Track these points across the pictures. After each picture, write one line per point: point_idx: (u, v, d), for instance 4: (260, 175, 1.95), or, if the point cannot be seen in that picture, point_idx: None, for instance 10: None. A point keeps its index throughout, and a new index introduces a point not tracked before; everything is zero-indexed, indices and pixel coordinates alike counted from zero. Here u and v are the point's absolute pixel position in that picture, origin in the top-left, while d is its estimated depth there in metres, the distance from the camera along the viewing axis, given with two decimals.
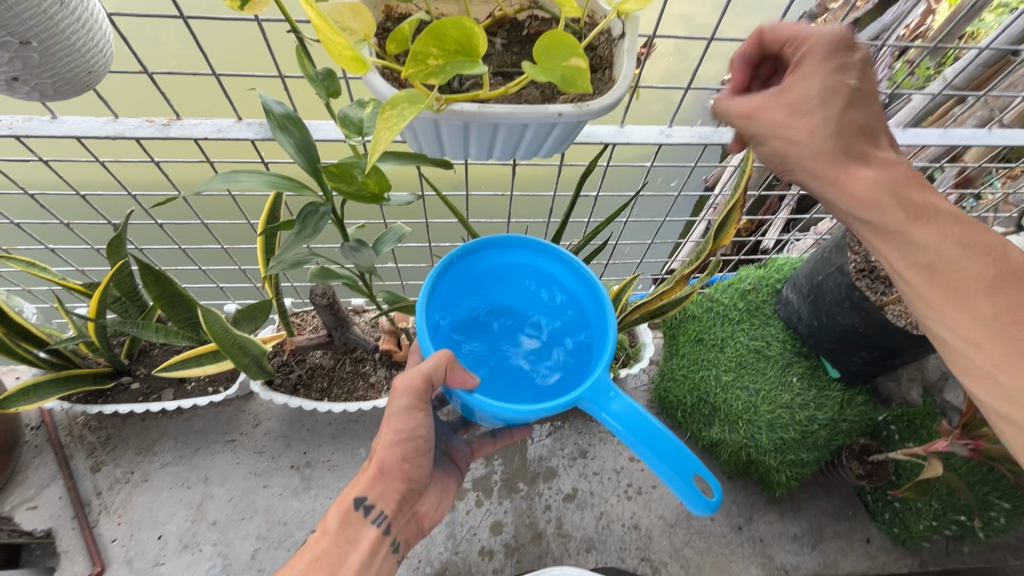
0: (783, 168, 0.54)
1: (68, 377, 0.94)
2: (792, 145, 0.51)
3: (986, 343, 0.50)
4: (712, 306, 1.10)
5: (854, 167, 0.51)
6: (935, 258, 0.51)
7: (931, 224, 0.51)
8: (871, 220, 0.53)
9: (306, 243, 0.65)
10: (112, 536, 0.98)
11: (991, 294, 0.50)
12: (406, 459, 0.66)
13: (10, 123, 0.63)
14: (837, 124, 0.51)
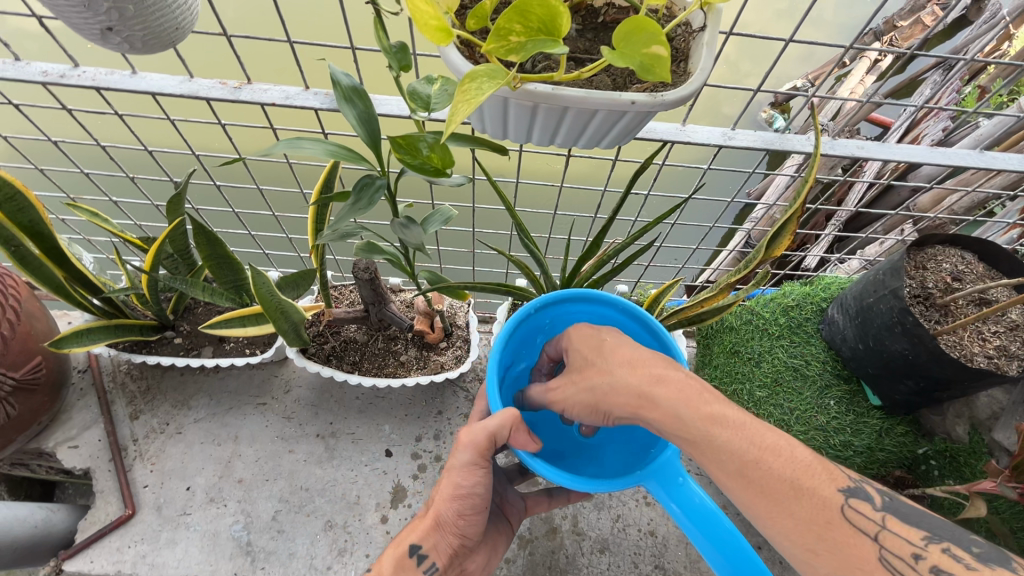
0: (596, 410, 0.58)
1: (116, 326, 0.97)
2: (589, 393, 0.58)
3: (819, 548, 0.46)
4: (751, 319, 1.07)
5: (650, 391, 0.54)
6: (744, 464, 0.49)
7: (729, 432, 0.50)
8: (681, 435, 0.52)
9: (359, 215, 0.66)
10: (144, 482, 1.01)
11: (800, 497, 0.48)
12: (462, 514, 0.68)
13: (94, 75, 0.66)
14: (625, 369, 0.57)
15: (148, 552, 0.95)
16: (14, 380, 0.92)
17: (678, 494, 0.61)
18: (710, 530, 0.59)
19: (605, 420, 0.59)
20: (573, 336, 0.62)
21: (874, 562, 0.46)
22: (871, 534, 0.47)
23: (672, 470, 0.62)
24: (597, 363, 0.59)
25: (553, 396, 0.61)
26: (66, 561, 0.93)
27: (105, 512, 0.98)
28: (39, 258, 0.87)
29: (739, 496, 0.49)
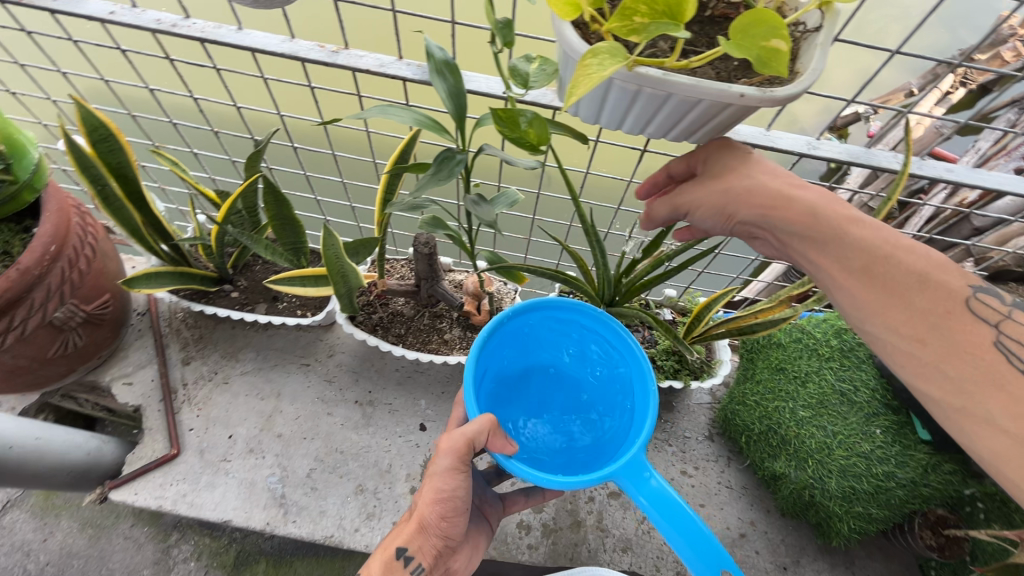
0: (721, 211, 0.55)
1: (183, 273, 1.02)
2: (722, 192, 0.54)
3: (929, 337, 0.49)
4: (801, 337, 1.06)
5: (792, 193, 0.53)
6: (871, 260, 0.51)
7: (863, 230, 0.52)
8: (807, 232, 0.53)
9: (438, 185, 0.67)
10: (190, 425, 1.05)
11: (924, 289, 0.50)
12: (445, 517, 0.68)
13: (203, 28, 0.69)
14: (766, 171, 0.54)
15: (188, 492, 0.99)
16: (85, 313, 0.97)
17: (647, 489, 0.64)
18: (676, 520, 0.63)
19: (726, 223, 0.57)
20: (726, 156, 0.55)
21: (988, 344, 0.48)
22: (991, 323, 0.49)
23: (639, 466, 0.65)
24: (739, 168, 0.55)
25: (687, 195, 0.57)
26: (113, 490, 0.97)
27: (151, 449, 1.03)
28: (121, 199, 0.91)
29: (856, 292, 0.51)
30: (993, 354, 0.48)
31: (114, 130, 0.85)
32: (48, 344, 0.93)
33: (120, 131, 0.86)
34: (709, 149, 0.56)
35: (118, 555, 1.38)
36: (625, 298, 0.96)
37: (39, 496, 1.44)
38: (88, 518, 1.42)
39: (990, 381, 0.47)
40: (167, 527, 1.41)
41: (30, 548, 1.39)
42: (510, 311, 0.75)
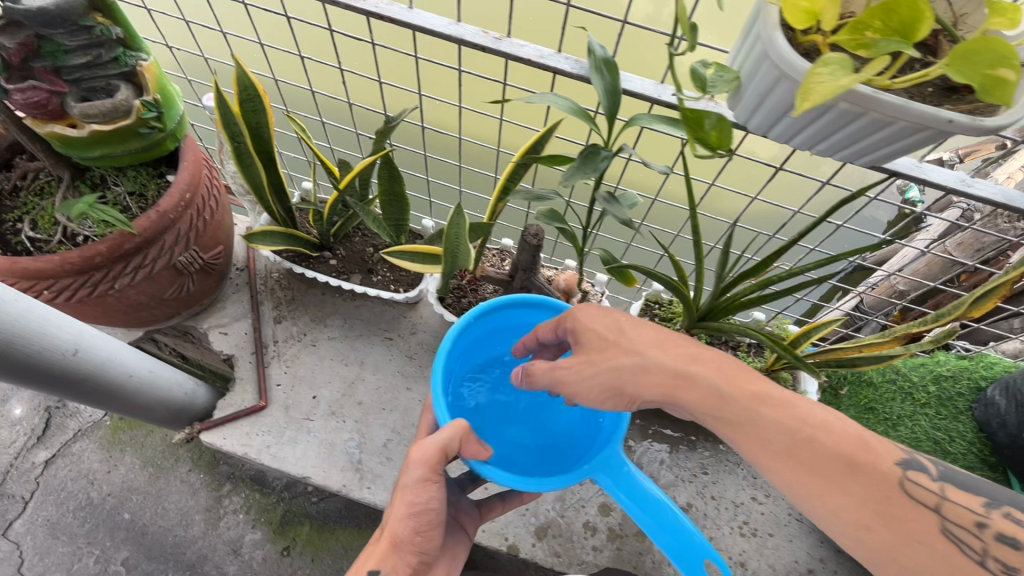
0: (620, 391, 0.67)
1: (293, 234, 1.06)
2: (616, 373, 0.66)
3: (870, 522, 0.56)
4: (896, 377, 1.02)
5: (688, 370, 0.66)
6: (792, 443, 0.60)
7: (778, 412, 0.61)
8: (722, 415, 0.63)
9: (582, 178, 0.68)
10: (277, 381, 1.10)
11: (856, 475, 0.58)
12: (419, 532, 0.72)
13: (376, 3, 0.71)
14: (655, 348, 0.67)
15: (273, 444, 1.03)
16: (202, 261, 1.02)
17: (622, 481, 0.75)
18: (659, 515, 0.73)
19: (626, 402, 0.67)
20: (589, 316, 0.71)
21: (931, 530, 0.56)
22: (930, 506, 0.57)
23: (617, 461, 0.76)
24: (617, 342, 0.68)
25: (570, 378, 0.68)
26: (204, 431, 1.02)
27: (241, 399, 1.07)
28: (252, 157, 0.95)
29: (787, 475, 0.60)
30: (945, 542, 0.55)
31: (260, 93, 0.89)
32: (167, 286, 0.98)
33: (265, 94, 0.90)
34: (576, 322, 0.72)
35: (174, 496, 1.43)
36: (720, 313, 0.97)
37: (108, 429, 1.48)
38: (150, 457, 1.46)
39: (933, 558, 0.55)
40: (221, 477, 1.46)
41: (95, 477, 1.43)
42: (472, 316, 0.85)
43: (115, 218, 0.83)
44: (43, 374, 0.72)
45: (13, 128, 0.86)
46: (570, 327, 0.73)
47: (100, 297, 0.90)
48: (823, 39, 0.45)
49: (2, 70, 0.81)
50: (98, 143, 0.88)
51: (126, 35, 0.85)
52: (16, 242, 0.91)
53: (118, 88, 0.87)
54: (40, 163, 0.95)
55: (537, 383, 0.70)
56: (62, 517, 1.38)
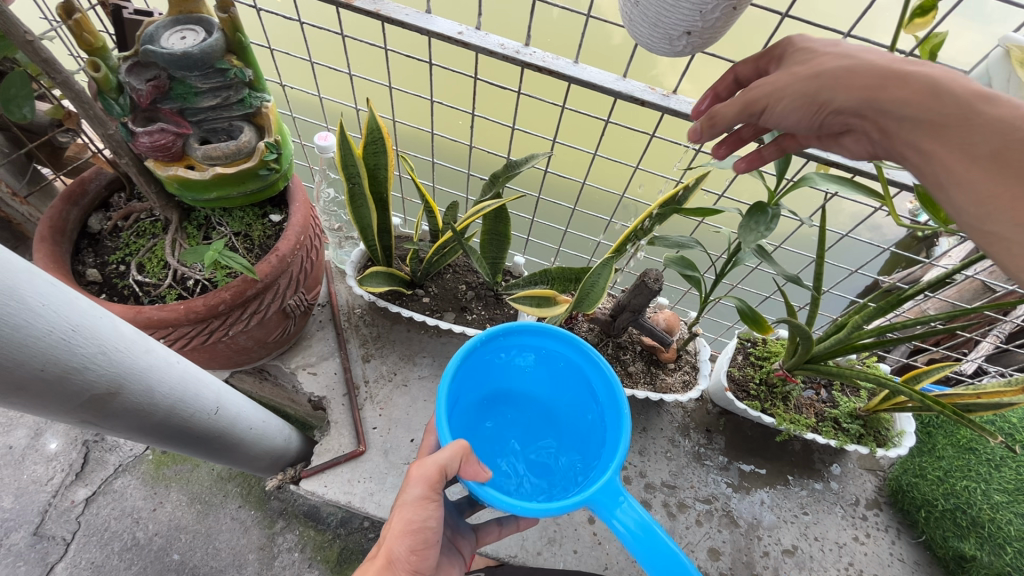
0: (812, 101, 0.51)
1: (394, 274, 1.04)
2: (812, 79, 0.50)
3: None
4: (996, 419, 1.04)
5: (909, 67, 0.48)
6: (1003, 146, 0.44)
7: (999, 108, 0.45)
8: (929, 116, 0.46)
9: (756, 237, 0.68)
10: (373, 424, 1.07)
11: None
12: (415, 551, 0.63)
13: (543, 57, 0.70)
14: (867, 50, 0.50)
15: (376, 491, 1.00)
16: (306, 302, 0.99)
17: (620, 510, 0.63)
18: (654, 551, 0.61)
19: (815, 117, 0.52)
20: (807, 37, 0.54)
21: None
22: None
23: (613, 490, 0.63)
24: (833, 48, 0.51)
25: (763, 89, 0.52)
26: (305, 479, 0.99)
27: (338, 443, 1.04)
28: (366, 199, 0.93)
29: (982, 186, 0.45)
30: None
31: (385, 136, 0.88)
32: (273, 329, 0.95)
33: (389, 137, 0.88)
34: (790, 45, 0.55)
35: (224, 535, 1.29)
36: (827, 356, 0.97)
37: (152, 463, 1.34)
38: (198, 493, 1.33)
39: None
40: (273, 513, 1.32)
41: (140, 516, 1.29)
42: (481, 337, 0.72)
43: (240, 265, 0.80)
44: (190, 433, 0.69)
45: (131, 170, 0.82)
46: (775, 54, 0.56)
47: (211, 345, 0.86)
48: None
49: (129, 111, 0.78)
50: (217, 185, 0.84)
51: (254, 77, 0.82)
52: (123, 286, 0.87)
53: (241, 130, 0.84)
54: (146, 203, 0.92)
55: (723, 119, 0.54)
56: (107, 559, 1.23)
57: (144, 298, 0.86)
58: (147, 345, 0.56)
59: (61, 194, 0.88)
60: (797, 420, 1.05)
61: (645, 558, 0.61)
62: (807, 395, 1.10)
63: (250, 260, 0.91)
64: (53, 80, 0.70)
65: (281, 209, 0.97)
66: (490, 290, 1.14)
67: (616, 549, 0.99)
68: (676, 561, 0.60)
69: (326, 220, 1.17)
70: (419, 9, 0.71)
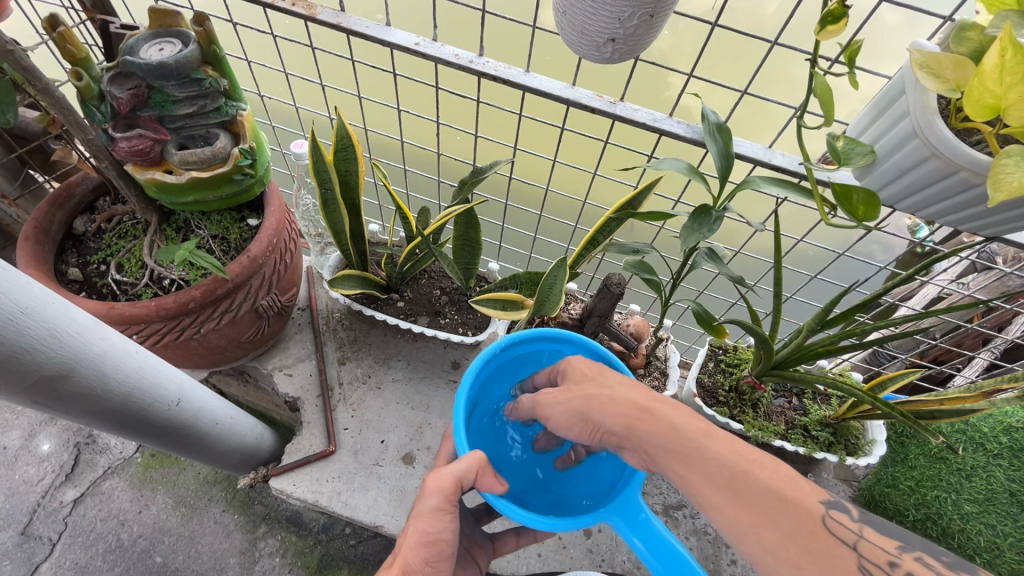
0: (586, 419, 0.63)
1: (365, 277, 1.06)
2: (585, 401, 0.63)
3: (804, 563, 0.50)
4: (966, 429, 1.04)
5: (653, 408, 0.61)
6: (732, 476, 0.54)
7: (718, 444, 0.57)
8: (671, 444, 0.57)
9: (700, 239, 0.69)
10: (345, 425, 1.09)
11: (782, 507, 0.53)
12: (430, 562, 0.63)
13: (495, 66, 0.74)
14: (625, 386, 0.63)
15: (343, 491, 1.02)
16: (279, 304, 1.02)
17: (640, 528, 0.66)
18: (669, 560, 0.62)
19: (592, 434, 0.63)
20: (580, 363, 0.68)
21: (851, 564, 0.50)
22: (848, 543, 0.51)
23: (634, 508, 0.67)
24: (596, 379, 0.65)
25: (547, 403, 0.66)
26: (274, 477, 1.01)
27: (310, 443, 1.06)
28: (337, 204, 0.96)
29: (726, 511, 0.53)
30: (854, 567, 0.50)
31: (354, 143, 0.91)
32: (246, 329, 0.98)
33: (358, 144, 0.92)
34: (569, 364, 0.69)
35: (207, 539, 1.30)
36: (793, 363, 0.97)
37: (140, 466, 1.36)
38: (183, 496, 1.34)
39: None
40: (255, 518, 1.33)
41: (125, 518, 1.31)
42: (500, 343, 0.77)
43: (211, 264, 0.84)
44: (149, 423, 0.71)
45: (112, 174, 0.87)
46: (560, 370, 0.70)
47: (183, 343, 0.90)
48: (990, 128, 0.50)
49: (110, 118, 0.82)
50: (193, 188, 0.88)
51: (229, 87, 0.87)
52: (102, 285, 0.91)
53: (217, 137, 0.88)
54: (128, 206, 0.96)
55: (521, 412, 0.70)
56: (91, 560, 1.25)
57: (121, 295, 0.89)
58: (103, 333, 0.59)
59: (48, 197, 0.92)
60: (765, 427, 1.05)
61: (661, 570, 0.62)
62: (779, 403, 1.10)
63: (225, 261, 0.94)
64: (35, 88, 0.75)
65: (258, 214, 1.01)
66: (463, 295, 1.16)
67: (581, 553, 0.99)
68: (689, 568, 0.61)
69: (306, 226, 1.20)
70: (379, 22, 0.75)
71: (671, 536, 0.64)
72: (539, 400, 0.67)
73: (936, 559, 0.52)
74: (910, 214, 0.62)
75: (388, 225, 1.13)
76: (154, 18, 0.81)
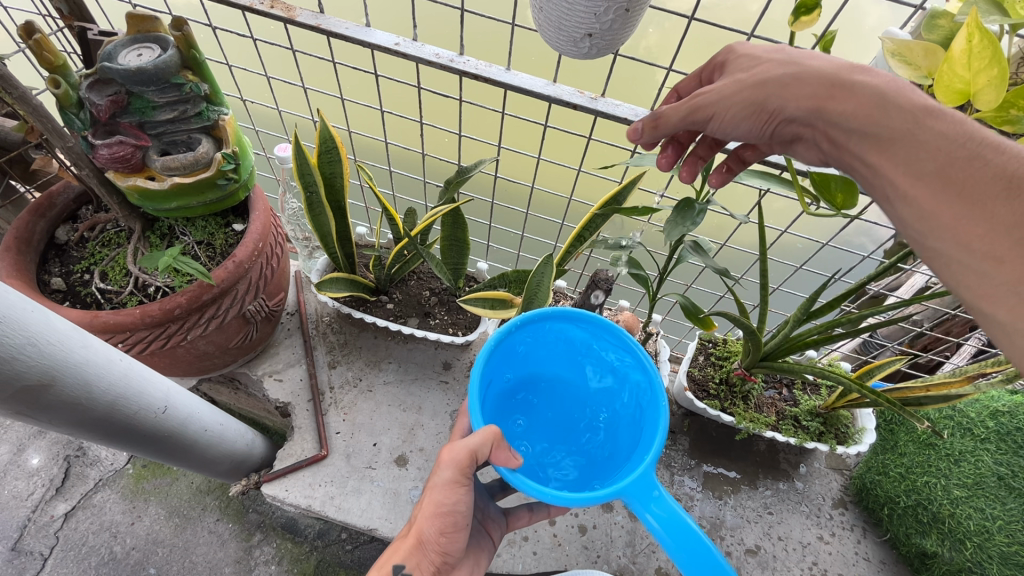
0: (761, 108, 0.54)
1: (354, 279, 1.06)
2: (760, 88, 0.53)
3: (1009, 256, 0.43)
4: (953, 414, 1.05)
5: (853, 80, 0.50)
6: (945, 166, 0.46)
7: (944, 122, 0.47)
8: (871, 128, 0.49)
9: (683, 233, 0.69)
10: (337, 428, 1.08)
11: (1009, 198, 0.43)
12: (444, 532, 0.66)
13: (476, 65, 0.74)
14: (813, 55, 0.53)
15: (336, 495, 1.01)
16: (267, 308, 1.01)
17: (654, 504, 0.63)
18: (686, 543, 0.61)
19: (766, 125, 0.55)
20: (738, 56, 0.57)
21: None
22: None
23: (648, 484, 0.63)
24: (775, 56, 0.54)
25: (710, 97, 0.55)
26: (267, 483, 1.00)
27: (301, 448, 1.06)
28: (323, 208, 0.95)
29: (927, 200, 0.47)
30: None
31: (338, 145, 0.91)
32: (234, 335, 0.98)
33: (342, 146, 0.91)
34: (732, 53, 0.58)
35: (201, 549, 1.28)
36: (783, 353, 0.98)
37: (131, 477, 1.35)
38: (177, 506, 1.33)
39: None
40: (250, 526, 1.32)
41: (118, 530, 1.29)
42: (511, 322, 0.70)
43: (196, 270, 0.83)
44: (135, 431, 0.70)
45: (94, 182, 0.86)
46: (715, 67, 0.60)
47: (170, 350, 0.89)
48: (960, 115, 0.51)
49: (89, 125, 0.81)
50: (176, 195, 0.88)
51: (210, 91, 0.87)
52: (86, 294, 0.90)
53: (199, 142, 0.88)
54: (111, 214, 0.95)
55: (665, 132, 0.57)
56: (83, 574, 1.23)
57: (105, 304, 0.88)
58: (85, 341, 0.59)
59: (29, 207, 0.91)
60: (756, 419, 1.05)
61: (676, 550, 0.61)
62: (768, 395, 1.10)
63: (211, 267, 0.94)
64: (12, 96, 0.74)
65: (243, 219, 1.01)
66: (453, 295, 1.16)
67: (576, 550, 0.99)
68: (706, 549, 0.61)
69: (292, 231, 1.20)
70: (359, 23, 0.75)
71: (684, 511, 0.63)
72: (695, 101, 0.56)
73: None
74: None
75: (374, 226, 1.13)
76: (131, 23, 0.81)
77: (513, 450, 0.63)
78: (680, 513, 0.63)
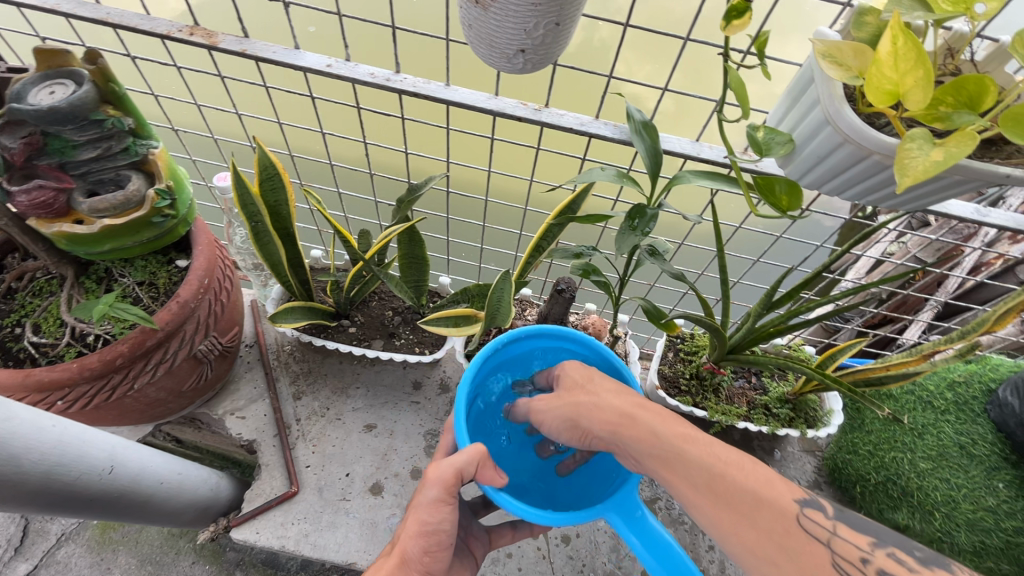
0: (576, 425, 0.64)
1: (312, 307, 1.02)
2: (573, 408, 0.65)
3: (778, 559, 0.48)
4: (915, 389, 1.08)
5: (635, 414, 0.60)
6: (712, 477, 0.53)
7: (699, 448, 0.55)
8: (654, 451, 0.57)
9: (637, 241, 0.69)
10: (306, 462, 1.05)
11: (761, 509, 0.50)
12: (429, 552, 0.62)
13: (414, 83, 0.71)
14: (610, 392, 0.64)
15: (311, 531, 0.98)
16: (221, 346, 0.97)
17: (635, 526, 0.63)
18: (667, 559, 0.59)
19: (583, 440, 0.65)
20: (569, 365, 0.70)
21: (826, 565, 0.47)
22: (823, 540, 0.49)
23: (631, 503, 0.65)
24: (585, 386, 0.66)
25: (539, 410, 0.69)
26: (236, 528, 0.96)
27: (270, 486, 1.02)
28: (271, 236, 0.91)
29: (708, 512, 0.52)
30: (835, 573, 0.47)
31: (280, 171, 0.87)
32: (186, 377, 0.93)
33: (284, 171, 0.87)
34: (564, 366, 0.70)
35: None
36: (748, 345, 0.98)
37: (97, 527, 1.23)
38: (148, 554, 1.21)
39: None
40: (229, 566, 1.21)
41: None
42: (504, 339, 0.79)
43: (137, 316, 0.78)
44: (80, 498, 0.66)
45: (15, 230, 0.80)
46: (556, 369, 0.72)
47: (117, 402, 0.84)
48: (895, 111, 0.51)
49: (3, 171, 0.76)
50: (108, 237, 0.82)
51: (137, 125, 0.82)
52: (19, 349, 0.84)
53: (129, 179, 0.83)
54: (40, 262, 0.89)
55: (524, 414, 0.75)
56: None
57: (41, 359, 0.83)
58: (5, 413, 0.55)
59: None
60: (728, 411, 1.05)
61: (655, 566, 0.59)
62: (739, 385, 1.11)
63: (154, 309, 0.89)
64: None
65: (186, 254, 0.96)
66: (416, 313, 1.14)
67: (562, 561, 0.99)
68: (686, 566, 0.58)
69: (242, 259, 1.15)
70: (287, 46, 0.72)
71: (670, 535, 0.61)
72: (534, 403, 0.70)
73: (909, 552, 0.48)
74: (837, 196, 0.62)
75: (329, 250, 1.09)
76: (41, 59, 0.75)
77: (498, 470, 0.64)
78: (661, 533, 0.61)
